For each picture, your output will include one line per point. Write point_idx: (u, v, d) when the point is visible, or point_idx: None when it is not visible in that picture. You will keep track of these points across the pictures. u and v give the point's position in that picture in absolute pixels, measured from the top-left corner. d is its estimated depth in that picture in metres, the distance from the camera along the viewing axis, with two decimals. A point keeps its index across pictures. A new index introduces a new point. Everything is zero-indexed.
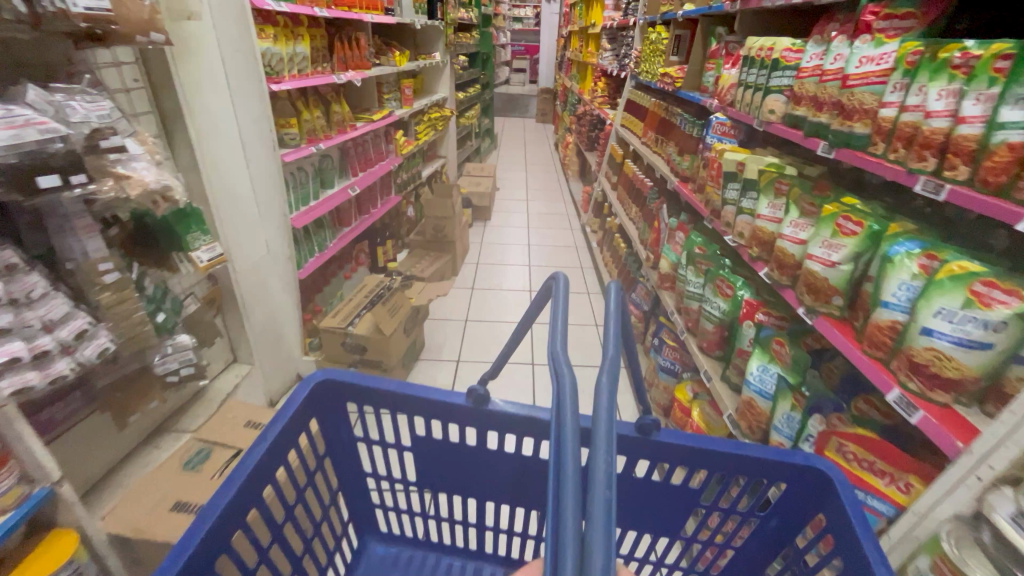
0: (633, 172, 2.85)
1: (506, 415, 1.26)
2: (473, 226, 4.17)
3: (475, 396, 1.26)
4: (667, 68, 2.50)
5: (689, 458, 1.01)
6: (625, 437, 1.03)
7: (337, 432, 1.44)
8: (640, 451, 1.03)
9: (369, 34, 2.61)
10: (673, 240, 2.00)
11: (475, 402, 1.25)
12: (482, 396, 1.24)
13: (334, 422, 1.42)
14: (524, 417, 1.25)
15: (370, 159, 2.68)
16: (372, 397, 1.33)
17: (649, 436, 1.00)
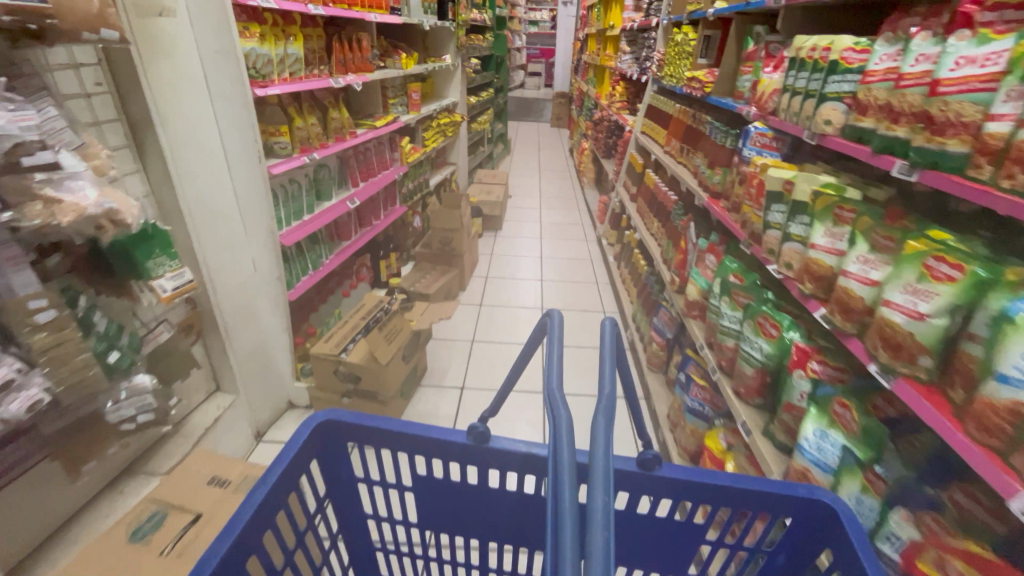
0: (655, 184, 2.64)
1: (505, 454, 1.11)
2: (483, 236, 3.98)
3: (477, 434, 1.08)
4: (696, 72, 2.29)
5: (688, 494, 0.96)
6: (625, 473, 0.97)
7: (339, 473, 1.24)
8: (643, 488, 0.98)
9: (373, 36, 2.44)
10: (702, 264, 1.78)
11: (476, 439, 1.09)
12: (483, 433, 1.08)
13: (332, 465, 1.21)
14: (522, 457, 1.10)
15: (373, 168, 2.51)
16: (375, 439, 1.13)
17: (651, 473, 0.96)
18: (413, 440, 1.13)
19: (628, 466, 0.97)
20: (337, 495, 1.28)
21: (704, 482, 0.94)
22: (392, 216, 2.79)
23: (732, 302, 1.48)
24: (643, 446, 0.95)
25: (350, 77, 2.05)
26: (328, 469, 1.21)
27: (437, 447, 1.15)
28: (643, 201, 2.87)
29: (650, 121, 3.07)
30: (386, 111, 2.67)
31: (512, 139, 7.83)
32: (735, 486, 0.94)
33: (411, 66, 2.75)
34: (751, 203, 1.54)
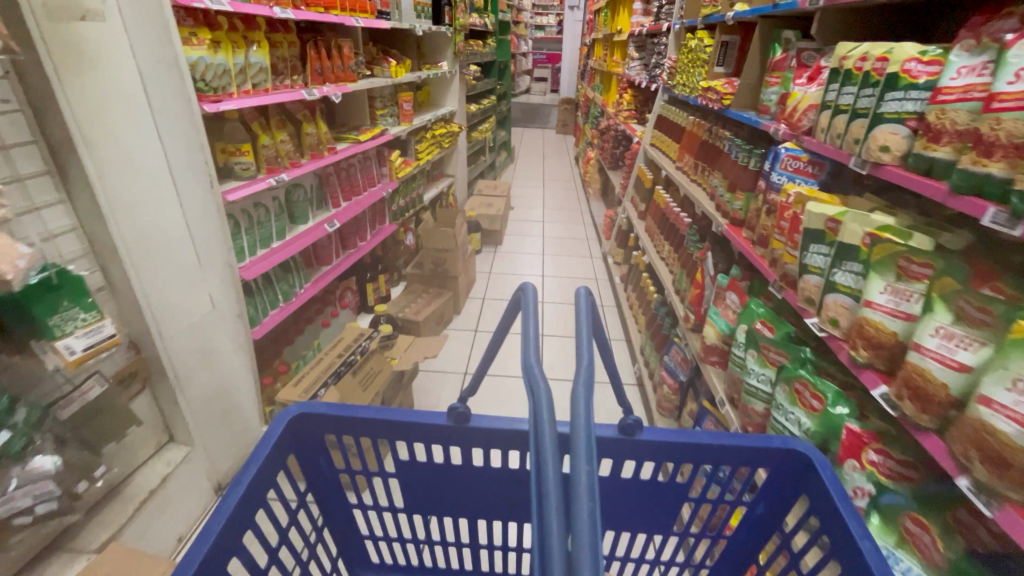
0: (666, 204, 2.41)
1: (491, 434, 1.08)
2: (481, 252, 3.78)
3: (457, 415, 1.07)
4: (713, 82, 2.06)
5: (671, 455, 1.03)
6: (608, 440, 1.02)
7: (318, 466, 1.19)
8: (626, 453, 1.03)
9: (359, 42, 2.24)
10: (722, 302, 1.56)
11: (455, 421, 1.07)
12: (464, 413, 1.07)
13: (313, 454, 1.17)
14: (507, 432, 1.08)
15: (357, 186, 2.30)
16: (358, 425, 1.11)
17: (634, 437, 1.00)
18: (395, 425, 1.10)
19: (608, 431, 1.02)
20: (319, 488, 1.22)
21: (688, 441, 1.00)
22: (381, 234, 2.58)
23: (762, 357, 1.25)
24: (624, 412, 1.01)
25: (328, 88, 1.85)
26: (309, 458, 1.17)
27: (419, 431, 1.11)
28: (652, 220, 2.65)
29: (660, 133, 2.84)
30: (374, 123, 2.46)
31: (516, 147, 7.61)
32: (715, 444, 1.00)
33: (402, 75, 2.55)
34: (784, 239, 1.31)
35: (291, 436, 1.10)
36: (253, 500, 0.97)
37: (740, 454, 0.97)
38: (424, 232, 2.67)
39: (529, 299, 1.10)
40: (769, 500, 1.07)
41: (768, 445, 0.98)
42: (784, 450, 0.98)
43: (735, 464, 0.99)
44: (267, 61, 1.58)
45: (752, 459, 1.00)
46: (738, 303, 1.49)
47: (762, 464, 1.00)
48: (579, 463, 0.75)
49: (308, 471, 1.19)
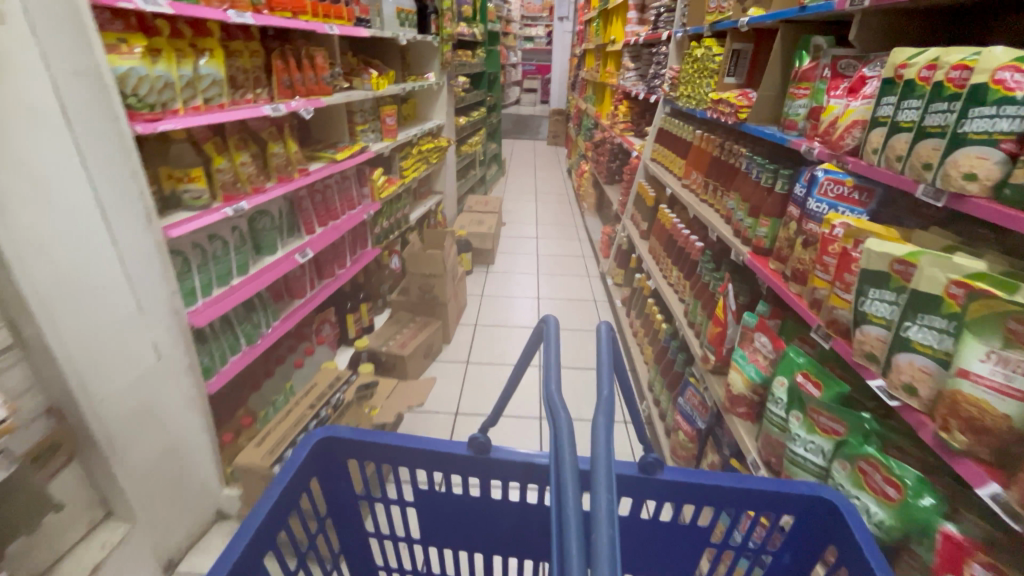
0: (673, 225, 2.22)
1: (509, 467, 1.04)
2: (472, 273, 3.56)
3: (478, 444, 1.04)
4: (724, 94, 1.88)
5: (692, 497, 0.94)
6: (625, 477, 0.95)
7: (338, 490, 1.14)
8: (644, 491, 0.96)
9: (336, 52, 2.04)
10: (751, 346, 1.36)
11: (476, 450, 1.05)
12: (485, 443, 1.04)
13: (334, 480, 1.13)
14: (522, 466, 1.04)
15: (334, 210, 2.08)
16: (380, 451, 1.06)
17: (653, 476, 0.95)
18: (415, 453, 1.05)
19: (628, 469, 0.96)
20: (336, 514, 1.18)
21: (703, 485, 0.93)
22: (363, 260, 2.36)
23: (810, 422, 1.05)
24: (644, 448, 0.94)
25: (298, 103, 1.63)
26: (329, 485, 1.13)
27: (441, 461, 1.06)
28: (656, 241, 2.46)
29: (662, 149, 2.66)
30: (353, 139, 2.25)
31: (506, 159, 7.43)
32: (738, 486, 0.92)
33: (384, 88, 2.35)
34: (829, 278, 1.12)
35: (311, 462, 1.05)
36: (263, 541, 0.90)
37: (763, 497, 0.90)
38: (409, 257, 2.45)
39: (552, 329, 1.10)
40: (796, 548, 0.96)
41: (789, 488, 0.91)
42: (809, 496, 0.90)
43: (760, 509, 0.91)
44: (221, 73, 1.36)
45: (776, 502, 0.92)
46: (770, 347, 1.30)
47: (784, 509, 0.92)
48: (599, 496, 0.71)
49: (325, 498, 1.14)
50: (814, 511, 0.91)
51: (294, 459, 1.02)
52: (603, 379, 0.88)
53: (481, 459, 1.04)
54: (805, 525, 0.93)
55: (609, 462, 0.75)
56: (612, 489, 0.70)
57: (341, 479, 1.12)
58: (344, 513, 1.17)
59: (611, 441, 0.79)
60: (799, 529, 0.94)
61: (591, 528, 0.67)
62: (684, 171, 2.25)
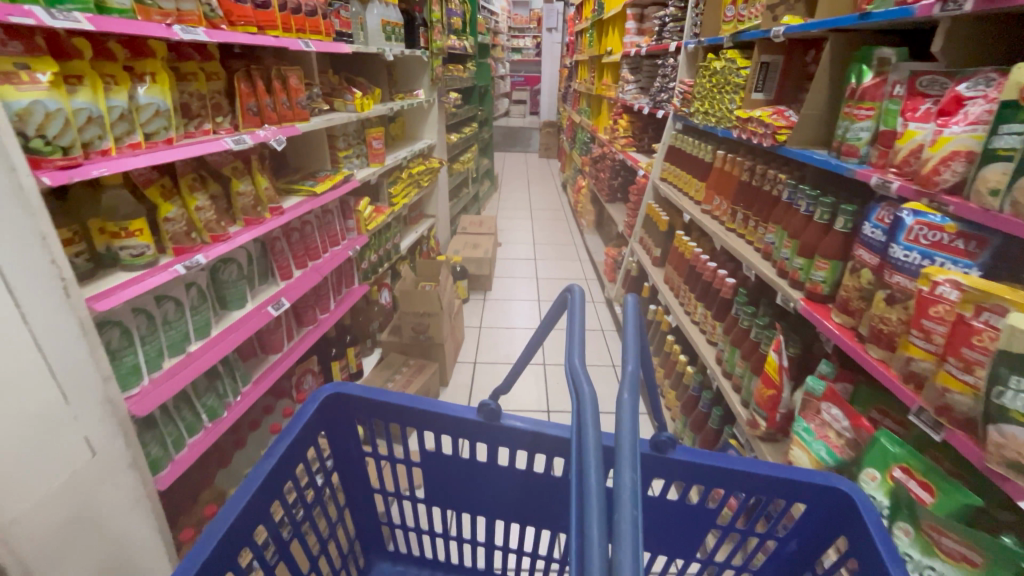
0: (694, 255, 2.00)
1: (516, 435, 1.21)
2: (469, 301, 3.32)
3: (488, 411, 1.24)
4: (754, 111, 1.68)
5: (699, 478, 1.00)
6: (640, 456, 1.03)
7: (351, 449, 1.41)
8: (657, 470, 1.03)
9: (314, 70, 1.81)
10: (818, 416, 1.13)
11: (486, 416, 1.24)
12: (494, 410, 1.23)
13: (350, 439, 1.40)
14: (531, 435, 1.23)
15: (314, 248, 1.83)
16: (391, 414, 1.31)
17: (664, 455, 1.01)
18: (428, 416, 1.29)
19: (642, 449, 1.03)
20: (349, 471, 1.45)
21: (721, 466, 0.98)
22: (349, 301, 2.11)
23: (926, 540, 0.83)
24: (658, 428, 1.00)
25: (267, 132, 1.39)
26: (338, 440, 1.38)
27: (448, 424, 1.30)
28: (673, 270, 2.24)
29: (674, 169, 2.46)
30: (336, 167, 2.01)
31: (497, 173, 7.22)
32: (748, 471, 0.97)
33: (371, 109, 2.12)
34: (932, 349, 0.89)
35: (323, 414, 1.31)
36: (262, 498, 1.08)
37: (771, 483, 0.94)
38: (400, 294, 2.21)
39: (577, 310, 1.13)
40: (806, 538, 0.99)
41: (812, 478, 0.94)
42: (825, 486, 0.93)
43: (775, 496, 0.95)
44: (168, 101, 1.11)
45: (788, 490, 0.96)
46: (846, 423, 1.07)
47: (797, 498, 0.96)
48: (624, 474, 0.72)
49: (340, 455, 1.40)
50: (832, 503, 0.93)
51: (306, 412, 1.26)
52: (628, 362, 0.90)
53: (488, 425, 1.25)
54: (819, 516, 0.96)
55: (633, 441, 0.76)
56: (635, 467, 0.72)
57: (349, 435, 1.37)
58: (351, 465, 1.42)
59: (636, 421, 0.80)
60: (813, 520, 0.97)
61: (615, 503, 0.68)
62: (705, 196, 2.03)
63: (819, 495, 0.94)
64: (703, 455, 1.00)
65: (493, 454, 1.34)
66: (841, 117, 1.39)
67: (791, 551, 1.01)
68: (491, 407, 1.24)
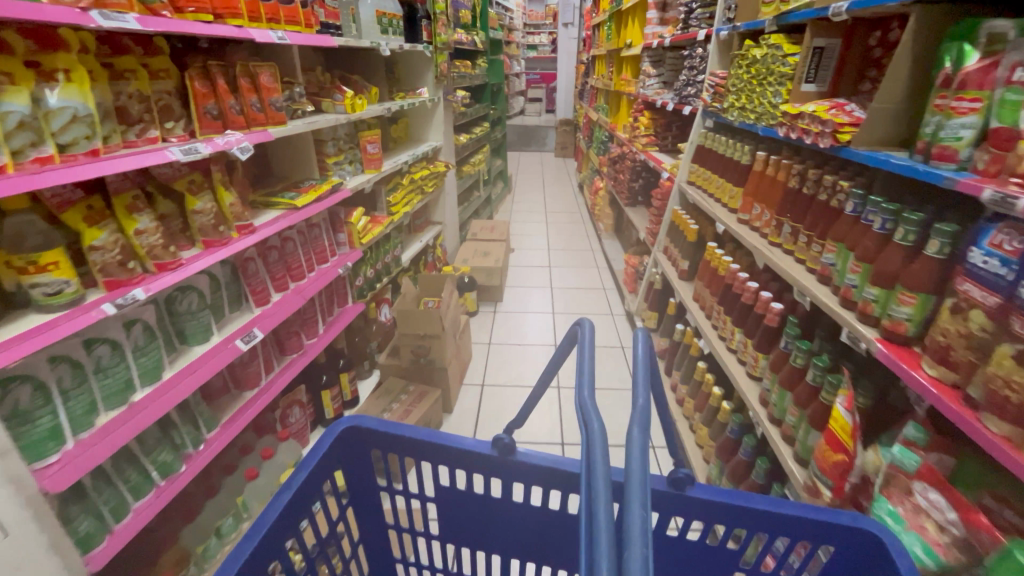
0: (729, 272, 1.75)
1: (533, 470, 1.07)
2: (477, 314, 3.10)
3: (502, 446, 1.09)
4: (806, 105, 1.41)
5: (722, 516, 0.92)
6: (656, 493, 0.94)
7: (360, 483, 1.24)
8: (672, 508, 0.95)
9: (297, 67, 1.61)
10: (911, 500, 0.88)
11: (500, 451, 1.10)
12: (509, 444, 1.09)
13: (358, 474, 1.23)
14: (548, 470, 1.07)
15: (296, 267, 1.61)
16: (406, 447, 1.16)
17: (683, 492, 0.93)
18: (441, 449, 1.13)
19: (658, 484, 0.95)
20: (358, 504, 1.28)
21: (740, 506, 0.91)
22: (343, 322, 1.90)
23: None
24: (675, 463, 0.92)
25: (228, 139, 1.18)
26: (352, 474, 1.22)
27: (462, 458, 1.14)
28: (703, 287, 1.98)
29: (704, 171, 2.19)
30: (325, 174, 1.81)
31: (512, 175, 7.00)
32: (770, 510, 0.89)
33: (364, 109, 1.91)
34: None
35: (335, 449, 1.14)
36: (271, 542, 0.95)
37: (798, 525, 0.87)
38: (398, 313, 2.00)
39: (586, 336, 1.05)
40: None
41: (834, 516, 0.87)
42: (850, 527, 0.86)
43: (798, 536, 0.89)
44: (90, 104, 0.91)
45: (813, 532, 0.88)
46: (952, 516, 0.81)
47: (824, 540, 0.89)
48: (634, 507, 0.63)
49: (350, 489, 1.24)
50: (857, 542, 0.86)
51: (320, 447, 1.11)
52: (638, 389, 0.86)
53: (504, 459, 1.10)
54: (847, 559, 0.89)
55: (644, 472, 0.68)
56: (647, 500, 0.63)
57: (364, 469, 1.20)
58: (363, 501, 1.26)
59: (646, 453, 0.73)
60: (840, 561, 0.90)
61: (624, 535, 0.59)
62: (743, 203, 1.77)
63: (845, 536, 0.87)
64: (721, 492, 0.93)
65: (512, 491, 1.17)
66: (927, 110, 1.11)
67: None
68: (506, 441, 1.09)
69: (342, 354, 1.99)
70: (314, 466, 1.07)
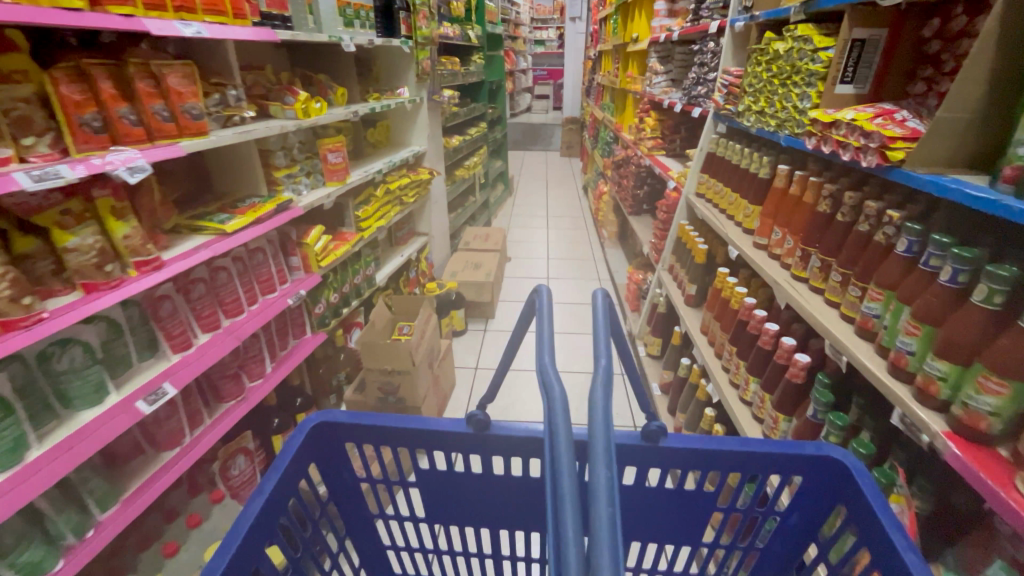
0: (743, 307, 1.48)
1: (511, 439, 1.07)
2: (465, 333, 2.85)
3: (477, 422, 1.08)
4: (842, 111, 1.14)
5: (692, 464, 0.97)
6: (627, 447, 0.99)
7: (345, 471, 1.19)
8: (644, 460, 0.99)
9: (234, 65, 1.38)
10: None
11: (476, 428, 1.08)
12: (484, 420, 1.07)
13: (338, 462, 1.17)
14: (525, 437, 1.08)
15: (227, 303, 1.37)
16: (382, 435, 1.10)
17: (656, 444, 0.98)
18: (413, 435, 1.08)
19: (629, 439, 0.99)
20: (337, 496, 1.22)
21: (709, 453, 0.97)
22: (299, 353, 1.68)
23: None
24: (648, 418, 0.97)
25: (111, 158, 0.94)
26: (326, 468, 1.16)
27: (438, 440, 1.09)
28: (712, 319, 1.72)
29: (715, 183, 1.92)
30: (275, 189, 1.58)
31: (514, 175, 6.73)
32: (739, 453, 0.94)
33: (323, 114, 1.67)
34: None
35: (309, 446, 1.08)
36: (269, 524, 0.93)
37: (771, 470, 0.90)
38: (363, 346, 1.77)
39: (545, 305, 0.99)
40: (806, 508, 0.99)
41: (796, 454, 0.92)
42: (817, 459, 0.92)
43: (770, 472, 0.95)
44: None
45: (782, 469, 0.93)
46: None
47: (792, 472, 0.95)
48: (599, 468, 0.66)
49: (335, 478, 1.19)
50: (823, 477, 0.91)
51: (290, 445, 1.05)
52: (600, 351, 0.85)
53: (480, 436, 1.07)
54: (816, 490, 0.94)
55: (607, 431, 0.70)
56: (611, 460, 0.66)
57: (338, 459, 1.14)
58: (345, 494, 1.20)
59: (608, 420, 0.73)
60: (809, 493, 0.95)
61: (591, 498, 0.62)
62: (761, 225, 1.51)
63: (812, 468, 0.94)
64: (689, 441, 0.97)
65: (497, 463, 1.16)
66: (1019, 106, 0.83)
67: (794, 524, 1.01)
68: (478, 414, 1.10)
69: (300, 392, 1.77)
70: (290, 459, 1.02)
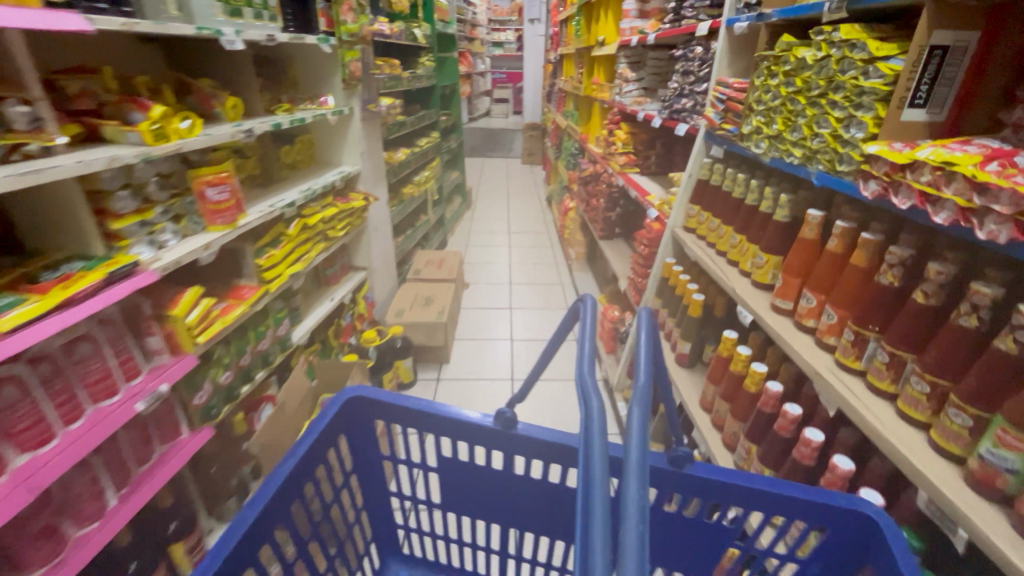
0: (765, 397, 1.12)
1: (535, 440, 1.10)
2: (414, 385, 2.40)
3: (505, 419, 1.12)
4: (922, 147, 0.80)
5: (715, 496, 0.91)
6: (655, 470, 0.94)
7: (366, 452, 1.29)
8: (668, 484, 0.94)
9: (28, 67, 0.91)
10: None
11: (503, 425, 1.12)
12: (511, 418, 1.12)
13: (363, 443, 1.28)
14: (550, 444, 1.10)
15: (26, 429, 0.89)
16: (410, 417, 1.19)
17: (682, 470, 0.92)
18: (435, 420, 1.17)
19: (657, 461, 0.94)
20: (364, 473, 1.33)
21: (733, 484, 0.89)
22: (171, 467, 1.21)
23: None
24: (675, 441, 0.91)
25: None
26: (357, 445, 1.27)
27: (463, 429, 1.17)
28: (716, 395, 1.35)
29: (710, 219, 1.57)
30: (117, 245, 1.10)
31: (473, 184, 6.32)
32: (765, 489, 0.88)
33: (198, 137, 1.22)
34: None
35: (342, 418, 1.20)
36: (278, 501, 1.01)
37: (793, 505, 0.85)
38: (258, 440, 1.41)
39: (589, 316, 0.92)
40: (827, 562, 0.89)
41: (830, 499, 0.84)
42: (849, 509, 0.83)
43: (785, 514, 0.87)
44: None
45: (805, 511, 0.86)
46: None
47: (818, 521, 0.86)
48: (633, 486, 0.56)
49: (356, 459, 1.29)
50: (850, 523, 0.84)
51: (324, 416, 1.16)
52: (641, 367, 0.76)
53: (507, 432, 1.12)
54: (845, 539, 0.86)
55: (645, 448, 0.61)
56: (646, 478, 0.57)
57: (369, 436, 1.26)
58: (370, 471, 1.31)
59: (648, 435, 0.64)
60: (834, 544, 0.87)
61: (622, 519, 0.52)
62: (782, 285, 1.15)
63: (840, 518, 0.85)
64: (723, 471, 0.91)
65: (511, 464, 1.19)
66: None
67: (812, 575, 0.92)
68: (509, 414, 1.12)
69: (174, 514, 1.30)
70: (315, 438, 1.12)
